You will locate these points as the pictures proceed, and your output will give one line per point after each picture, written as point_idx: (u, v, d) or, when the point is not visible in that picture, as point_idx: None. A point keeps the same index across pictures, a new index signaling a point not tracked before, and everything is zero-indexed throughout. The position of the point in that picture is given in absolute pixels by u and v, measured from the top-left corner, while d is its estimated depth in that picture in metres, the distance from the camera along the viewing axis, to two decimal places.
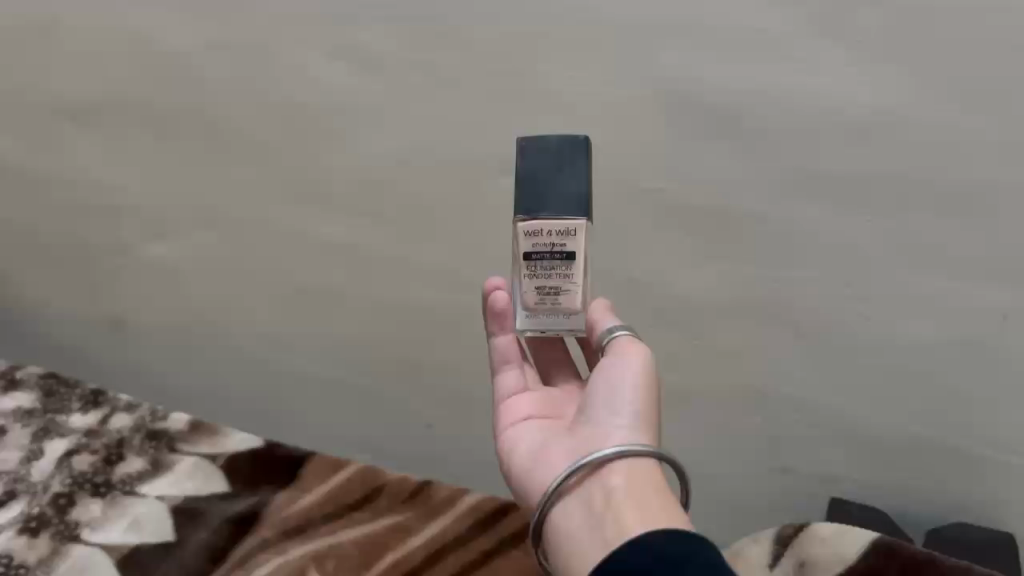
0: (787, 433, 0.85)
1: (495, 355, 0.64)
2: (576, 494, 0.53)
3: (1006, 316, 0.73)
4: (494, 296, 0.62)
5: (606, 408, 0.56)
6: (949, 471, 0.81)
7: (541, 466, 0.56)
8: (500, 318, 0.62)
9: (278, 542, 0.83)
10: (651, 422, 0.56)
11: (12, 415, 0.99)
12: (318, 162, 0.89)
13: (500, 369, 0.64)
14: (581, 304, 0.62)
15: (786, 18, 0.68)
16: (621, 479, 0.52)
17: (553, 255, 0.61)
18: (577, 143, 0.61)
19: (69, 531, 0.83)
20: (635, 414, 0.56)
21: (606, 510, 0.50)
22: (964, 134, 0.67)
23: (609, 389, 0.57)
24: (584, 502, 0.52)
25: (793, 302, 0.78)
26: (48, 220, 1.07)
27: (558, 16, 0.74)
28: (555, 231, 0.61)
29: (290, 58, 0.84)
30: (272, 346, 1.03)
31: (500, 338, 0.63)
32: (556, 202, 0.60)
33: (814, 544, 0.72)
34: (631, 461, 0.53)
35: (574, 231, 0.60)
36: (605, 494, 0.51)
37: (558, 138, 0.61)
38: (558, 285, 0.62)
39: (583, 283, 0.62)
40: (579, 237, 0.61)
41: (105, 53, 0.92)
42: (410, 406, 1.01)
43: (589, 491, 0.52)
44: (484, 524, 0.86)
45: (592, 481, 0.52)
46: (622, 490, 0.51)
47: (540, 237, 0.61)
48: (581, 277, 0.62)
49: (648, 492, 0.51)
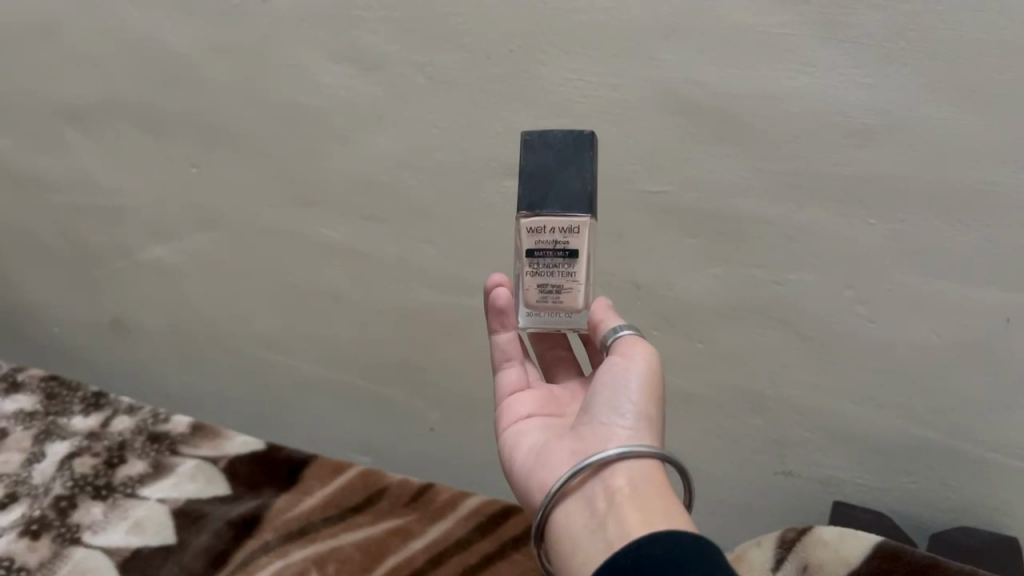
0: (790, 435, 0.84)
1: (495, 351, 0.64)
2: (579, 495, 0.52)
3: (1010, 319, 0.72)
4: (495, 294, 0.62)
5: (609, 409, 0.56)
6: (952, 475, 0.80)
7: (543, 465, 0.56)
8: (501, 315, 0.62)
9: (281, 544, 0.83)
10: (654, 423, 0.56)
11: (13, 417, 0.99)
12: (319, 163, 0.89)
13: (501, 365, 0.64)
14: (583, 303, 0.62)
15: (785, 19, 0.68)
16: (623, 481, 0.52)
17: (555, 253, 0.61)
18: (582, 140, 0.61)
19: (70, 533, 0.83)
20: (638, 414, 0.56)
21: (608, 511, 0.50)
22: (965, 136, 0.67)
23: (612, 388, 0.57)
24: (586, 503, 0.52)
25: (795, 305, 0.78)
26: (49, 223, 1.07)
27: (559, 18, 0.74)
28: (558, 229, 0.61)
29: (290, 60, 0.84)
30: (274, 348, 1.03)
31: (501, 335, 0.64)
32: (560, 200, 0.61)
33: (817, 547, 0.72)
34: (633, 462, 0.53)
35: (577, 228, 0.61)
36: (607, 496, 0.51)
37: (564, 133, 0.61)
38: (560, 283, 0.61)
39: (585, 281, 0.62)
40: (582, 235, 0.61)
41: (107, 55, 0.93)
42: (410, 408, 1.00)
43: (591, 492, 0.52)
44: (486, 527, 0.86)
45: (594, 482, 0.52)
46: (624, 491, 0.51)
47: (543, 234, 0.61)
48: (583, 275, 0.62)
49: (651, 494, 0.51)
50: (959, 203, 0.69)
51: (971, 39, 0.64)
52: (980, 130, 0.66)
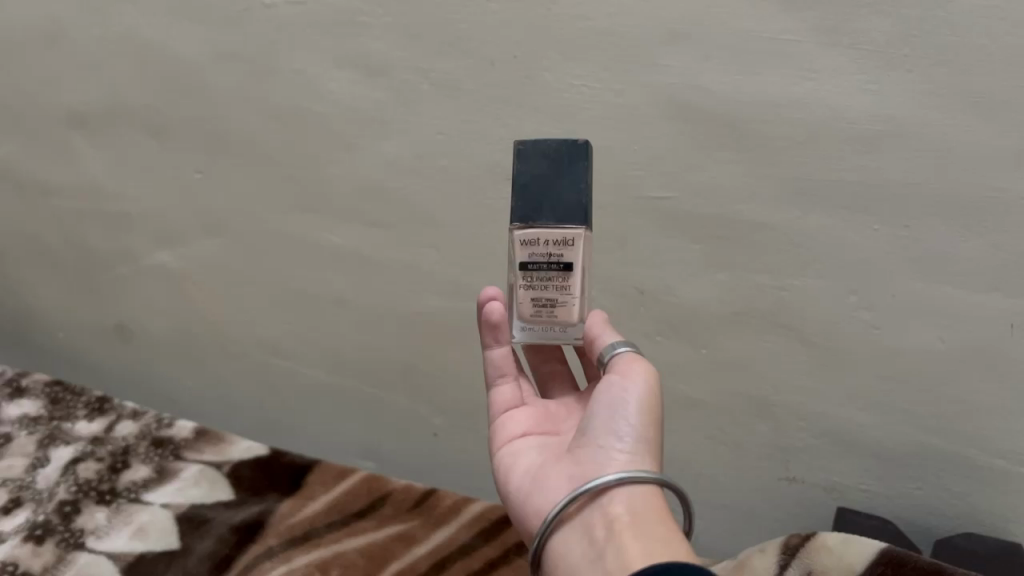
0: (794, 442, 0.84)
1: (489, 368, 0.64)
2: (578, 522, 0.52)
3: (1012, 326, 0.71)
4: (489, 308, 0.61)
5: (607, 431, 0.56)
6: (956, 481, 0.80)
7: (541, 489, 0.56)
8: (495, 330, 0.62)
9: (285, 550, 0.83)
10: (653, 445, 0.56)
11: (18, 422, 0.99)
12: (322, 170, 0.89)
13: (494, 382, 0.64)
14: (578, 316, 0.62)
15: (787, 25, 0.68)
16: (622, 508, 0.52)
17: (550, 265, 0.61)
18: (578, 148, 0.61)
19: (74, 538, 0.84)
20: (636, 436, 0.55)
21: (607, 539, 0.50)
22: (967, 142, 0.67)
23: (610, 409, 0.56)
24: (585, 531, 0.52)
25: (800, 311, 0.78)
26: (54, 228, 1.07)
27: (563, 24, 0.74)
28: (552, 241, 0.61)
29: (293, 66, 0.85)
30: (277, 354, 1.03)
31: (494, 350, 0.63)
32: (555, 211, 0.60)
33: (822, 553, 0.71)
34: (632, 489, 0.52)
35: (572, 240, 0.60)
36: (606, 523, 0.51)
37: (559, 142, 0.61)
38: (555, 297, 0.62)
39: (581, 295, 0.62)
40: (577, 247, 0.61)
41: (113, 62, 0.93)
42: (414, 414, 1.00)
43: (590, 519, 0.52)
44: (489, 533, 0.86)
45: (592, 509, 0.52)
46: (623, 519, 0.51)
47: (536, 246, 0.61)
48: (578, 288, 0.62)
49: (650, 522, 0.51)
50: (962, 209, 0.69)
51: (976, 45, 0.64)
52: (985, 135, 0.66)
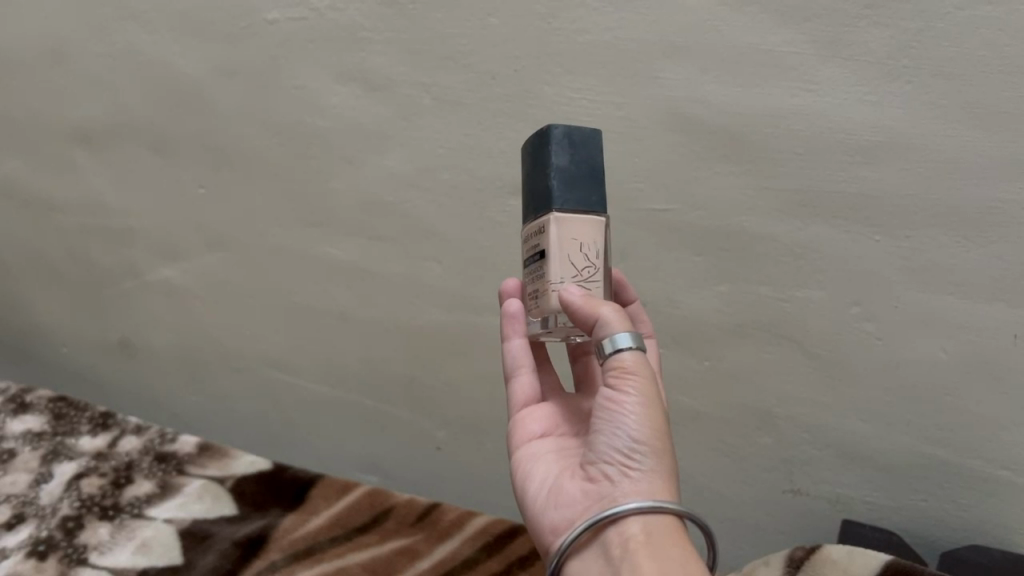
0: (798, 453, 0.83)
1: (508, 360, 0.65)
2: (596, 544, 0.52)
3: (1017, 336, 0.70)
4: (507, 302, 0.64)
5: (615, 449, 0.54)
6: (964, 493, 0.78)
7: (557, 505, 0.56)
8: (511, 321, 0.63)
9: (290, 565, 0.82)
10: (666, 458, 0.55)
11: (22, 438, 1.00)
12: (326, 184, 0.90)
13: (514, 374, 0.65)
14: (557, 303, 0.58)
15: (786, 36, 0.69)
16: (637, 528, 0.51)
17: (536, 256, 0.60)
18: (544, 135, 0.59)
19: (76, 554, 0.83)
20: (645, 452, 0.54)
21: (624, 561, 0.50)
22: (968, 152, 0.67)
23: (614, 427, 0.55)
24: (602, 552, 0.52)
25: (801, 322, 0.78)
26: (56, 244, 1.08)
27: (563, 38, 0.75)
28: (534, 231, 0.60)
29: (298, 80, 0.86)
30: (279, 367, 1.02)
31: (512, 341, 0.64)
32: (534, 203, 0.60)
33: (825, 566, 0.68)
34: (646, 512, 0.52)
35: (543, 226, 0.59)
36: (621, 544, 0.51)
37: (535, 135, 0.60)
38: (540, 287, 0.60)
39: (559, 280, 0.58)
40: (547, 232, 0.58)
41: (117, 79, 0.94)
42: (415, 429, 0.99)
43: (607, 541, 0.52)
44: (492, 547, 0.85)
45: (608, 532, 0.52)
46: (638, 540, 0.51)
47: (530, 241, 0.61)
48: (556, 275, 0.58)
49: (667, 542, 0.50)
50: (963, 220, 0.69)
51: (975, 55, 0.65)
52: (986, 145, 0.66)
